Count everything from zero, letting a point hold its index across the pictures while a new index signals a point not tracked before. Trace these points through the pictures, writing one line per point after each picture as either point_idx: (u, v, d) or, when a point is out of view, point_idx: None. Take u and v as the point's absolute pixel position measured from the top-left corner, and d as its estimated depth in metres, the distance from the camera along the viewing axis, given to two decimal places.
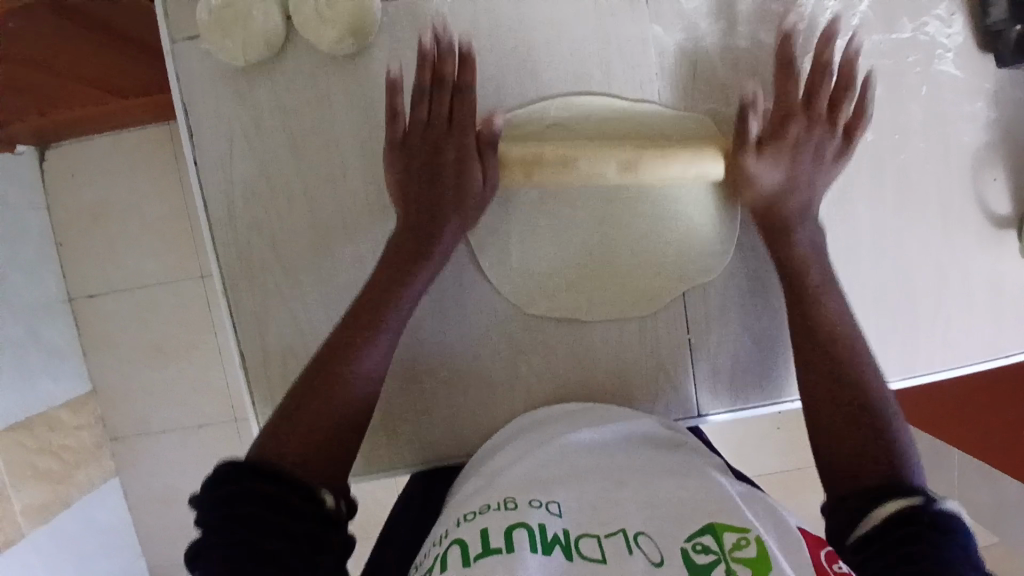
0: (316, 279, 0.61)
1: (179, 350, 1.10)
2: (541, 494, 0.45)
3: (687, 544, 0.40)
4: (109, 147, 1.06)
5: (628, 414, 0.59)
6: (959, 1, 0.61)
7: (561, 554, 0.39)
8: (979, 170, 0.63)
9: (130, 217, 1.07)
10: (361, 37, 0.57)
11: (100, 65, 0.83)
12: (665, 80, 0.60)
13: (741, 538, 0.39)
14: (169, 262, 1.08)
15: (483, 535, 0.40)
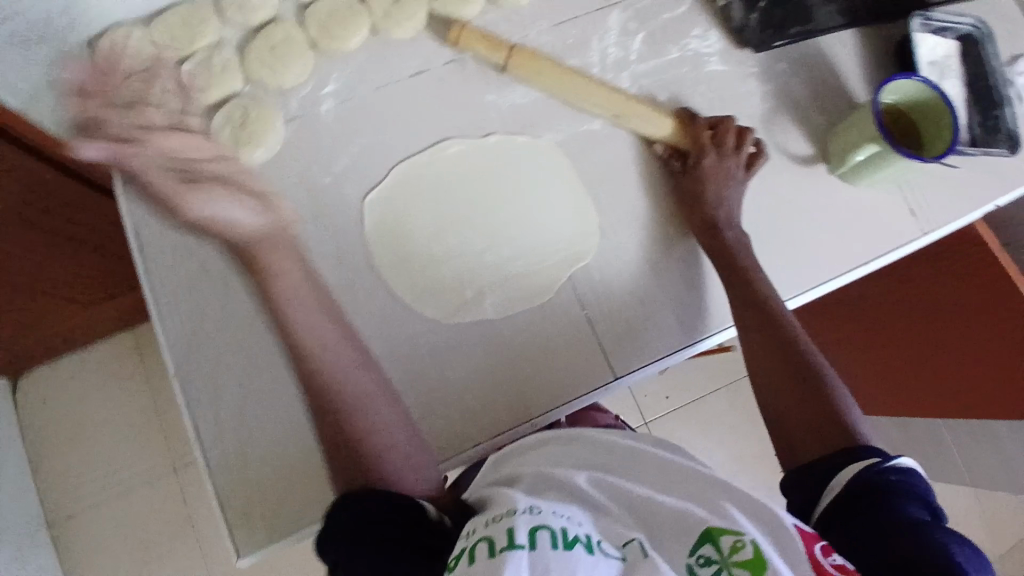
0: (264, 347, 0.71)
1: (163, 551, 1.11)
2: (559, 507, 0.50)
3: (691, 556, 0.46)
4: (78, 363, 1.16)
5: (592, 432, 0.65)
6: (710, 19, 0.80)
7: (582, 549, 0.43)
8: (772, 127, 0.78)
9: (105, 424, 1.14)
10: (268, 146, 0.72)
11: (76, 276, 0.97)
12: (506, 127, 0.76)
13: (738, 542, 0.45)
14: (147, 457, 1.14)
15: (510, 530, 0.44)
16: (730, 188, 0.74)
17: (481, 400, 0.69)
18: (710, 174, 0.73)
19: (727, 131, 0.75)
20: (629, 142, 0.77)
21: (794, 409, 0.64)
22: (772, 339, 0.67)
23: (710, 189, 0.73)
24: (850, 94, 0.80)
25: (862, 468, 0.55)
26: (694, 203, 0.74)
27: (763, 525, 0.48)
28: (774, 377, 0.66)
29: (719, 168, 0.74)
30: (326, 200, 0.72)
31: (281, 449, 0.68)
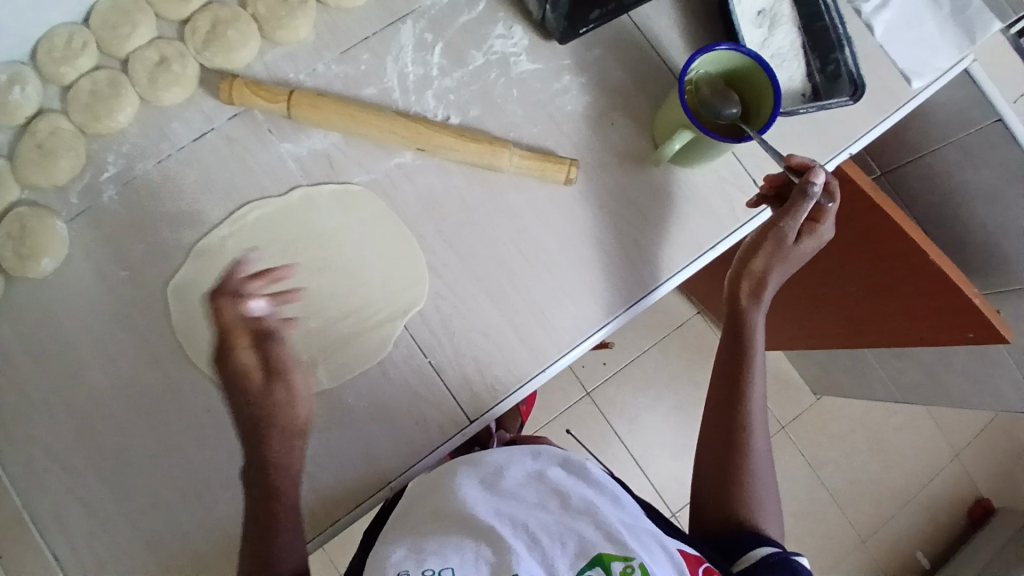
0: (90, 464, 0.66)
1: None
2: (433, 560, 0.50)
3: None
4: None
5: (487, 468, 0.63)
6: (511, 16, 0.74)
7: None
8: (595, 122, 0.74)
9: None
10: (55, 254, 0.67)
11: None
12: (310, 178, 0.71)
13: (625, 565, 0.49)
14: None
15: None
16: (802, 254, 0.70)
17: (333, 475, 0.66)
18: (773, 242, 0.69)
19: (799, 202, 0.67)
20: (446, 165, 0.72)
21: (717, 456, 0.67)
22: (734, 385, 0.69)
23: (760, 261, 0.69)
24: (673, 69, 0.76)
25: (760, 554, 0.58)
26: (775, 257, 0.69)
27: (656, 552, 0.52)
28: (719, 432, 0.68)
29: (780, 253, 0.69)
30: (132, 295, 0.68)
31: (130, 562, 0.65)
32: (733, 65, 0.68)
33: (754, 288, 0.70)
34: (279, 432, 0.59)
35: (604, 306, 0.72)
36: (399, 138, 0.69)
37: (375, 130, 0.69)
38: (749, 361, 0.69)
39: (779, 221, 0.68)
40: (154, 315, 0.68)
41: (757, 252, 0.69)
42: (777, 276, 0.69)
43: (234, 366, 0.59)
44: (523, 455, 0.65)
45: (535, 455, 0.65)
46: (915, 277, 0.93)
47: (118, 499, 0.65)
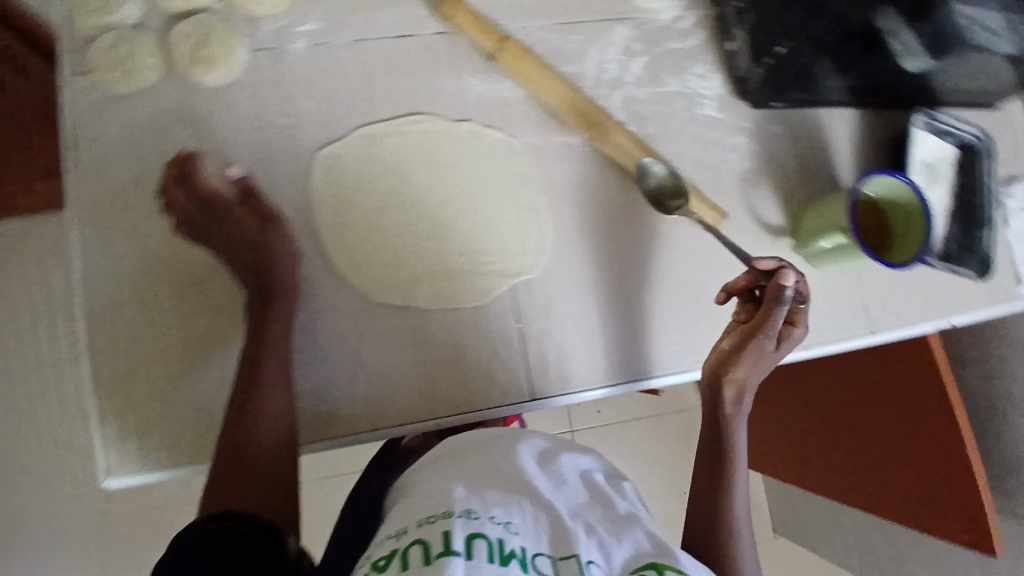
0: (171, 274, 0.66)
1: None
2: (500, 513, 0.53)
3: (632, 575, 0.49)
4: None
5: (537, 448, 0.66)
6: (716, 63, 0.78)
7: (518, 565, 0.47)
8: (753, 189, 0.76)
9: None
10: (226, 70, 0.68)
11: None
12: (484, 117, 0.73)
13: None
14: None
15: (446, 535, 0.48)
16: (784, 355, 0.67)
17: (388, 388, 0.67)
18: (749, 353, 0.64)
19: (772, 307, 0.64)
20: (606, 162, 0.74)
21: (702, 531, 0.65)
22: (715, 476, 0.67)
23: (739, 372, 0.65)
24: (835, 175, 0.80)
25: None
26: (754, 362, 0.65)
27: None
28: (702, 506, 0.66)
29: (758, 359, 0.65)
30: (279, 142, 0.68)
31: (165, 382, 0.64)
32: (892, 194, 0.72)
33: (735, 395, 0.66)
34: (286, 306, 0.63)
35: (693, 354, 0.72)
36: (580, 119, 0.73)
37: (562, 102, 0.72)
38: (731, 457, 0.67)
39: (758, 329, 0.65)
40: (290, 170, 0.68)
41: (747, 356, 0.64)
42: (753, 379, 0.66)
43: (230, 218, 0.62)
44: (563, 450, 0.68)
45: (577, 454, 0.68)
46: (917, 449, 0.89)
47: (182, 320, 0.65)
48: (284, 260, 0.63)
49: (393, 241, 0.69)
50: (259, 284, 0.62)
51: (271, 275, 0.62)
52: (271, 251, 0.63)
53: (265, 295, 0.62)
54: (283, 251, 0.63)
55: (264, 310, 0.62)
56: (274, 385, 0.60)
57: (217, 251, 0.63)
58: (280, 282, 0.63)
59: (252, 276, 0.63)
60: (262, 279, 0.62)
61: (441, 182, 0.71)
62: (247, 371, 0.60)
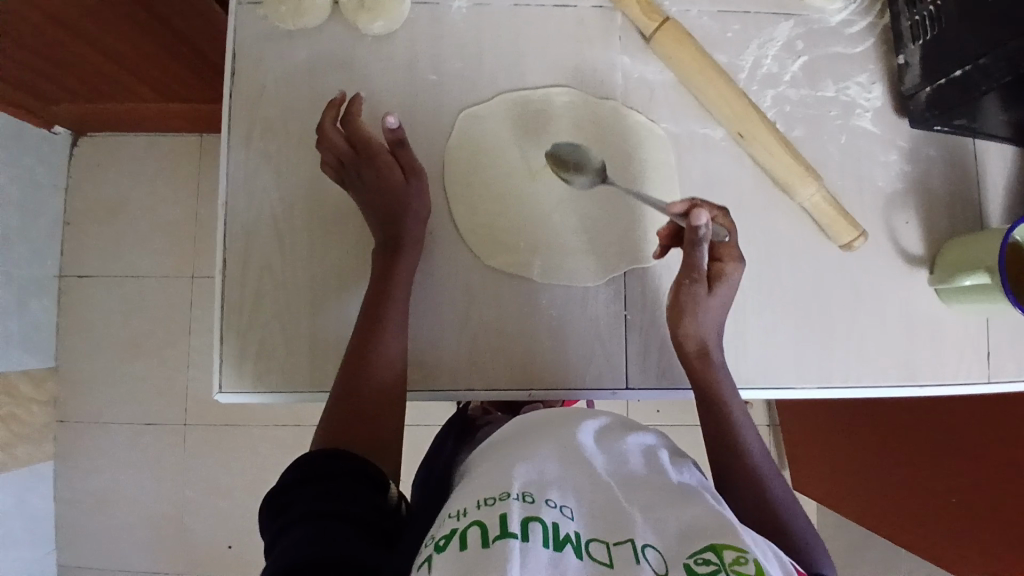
0: (306, 209, 0.69)
1: (153, 344, 1.23)
2: (556, 496, 0.53)
3: (691, 558, 0.47)
4: (141, 146, 1.24)
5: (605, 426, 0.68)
6: (880, 73, 0.74)
7: (572, 551, 0.48)
8: (893, 211, 0.72)
9: (141, 212, 1.24)
10: (388, 20, 0.69)
11: (152, 60, 0.95)
12: (627, 98, 0.72)
13: (739, 555, 0.46)
14: (167, 260, 1.24)
15: (501, 517, 0.49)
16: (719, 302, 0.64)
17: (490, 352, 0.68)
18: (688, 309, 0.64)
19: (694, 250, 0.62)
20: (744, 160, 0.72)
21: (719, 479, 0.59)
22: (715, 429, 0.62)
23: (690, 330, 0.64)
24: (986, 210, 0.74)
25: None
26: (707, 307, 0.64)
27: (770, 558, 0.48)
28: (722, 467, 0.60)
29: (695, 309, 0.64)
30: (425, 97, 0.70)
31: (287, 310, 0.67)
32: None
33: (697, 354, 0.64)
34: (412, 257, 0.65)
35: (797, 370, 0.70)
36: (723, 112, 0.70)
37: (707, 94, 0.70)
38: (723, 405, 0.62)
39: (683, 281, 0.64)
40: (433, 125, 0.70)
41: (695, 310, 0.64)
42: (711, 329, 0.64)
43: (380, 163, 0.64)
44: (627, 429, 0.68)
45: (641, 432, 0.68)
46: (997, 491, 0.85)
47: (311, 253, 0.68)
48: (415, 213, 0.65)
49: (518, 209, 0.70)
50: (390, 231, 0.65)
51: (403, 226, 0.65)
52: (407, 203, 0.65)
53: (393, 243, 0.64)
54: (417, 205, 0.66)
55: (390, 256, 0.64)
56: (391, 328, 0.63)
57: (355, 194, 0.65)
58: (408, 233, 0.65)
59: (383, 221, 0.65)
60: (393, 228, 0.65)
61: (572, 158, 0.71)
62: (368, 313, 0.63)
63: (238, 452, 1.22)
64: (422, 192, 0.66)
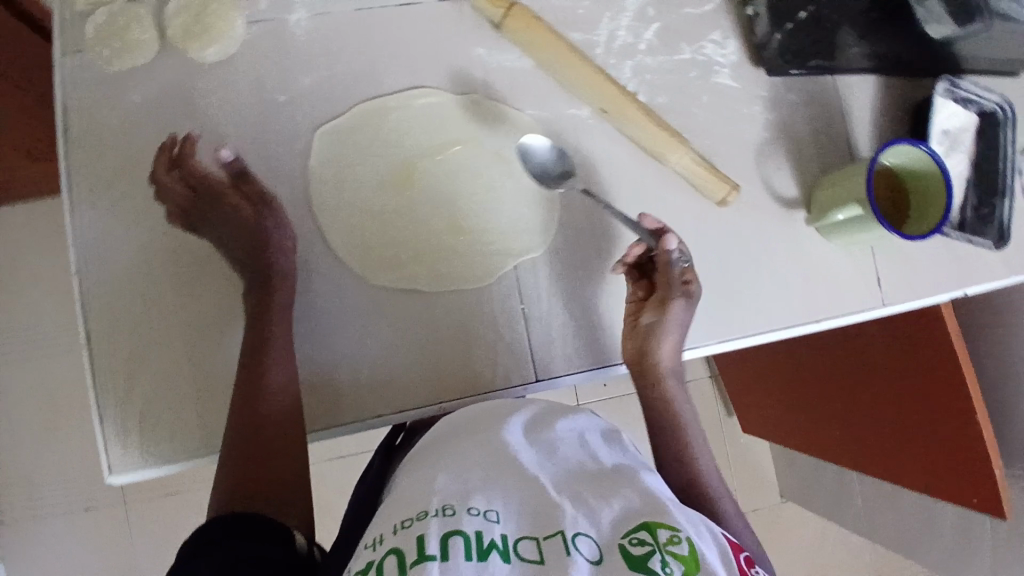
0: (169, 258, 0.64)
1: (61, 420, 1.14)
2: (479, 502, 0.50)
3: (625, 538, 0.47)
4: (8, 213, 1.14)
5: (532, 415, 0.66)
6: (732, 28, 0.74)
7: (498, 558, 0.45)
8: (764, 160, 0.74)
9: (22, 283, 1.15)
10: (221, 48, 0.65)
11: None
12: (487, 90, 0.70)
13: (673, 534, 0.47)
14: (60, 329, 1.15)
15: (420, 540, 0.45)
16: (674, 330, 0.67)
17: (390, 372, 0.66)
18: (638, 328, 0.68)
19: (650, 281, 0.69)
20: (614, 137, 0.71)
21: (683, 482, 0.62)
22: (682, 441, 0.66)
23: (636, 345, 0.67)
24: (853, 143, 0.76)
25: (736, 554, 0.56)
26: (660, 331, 0.67)
27: (703, 535, 0.49)
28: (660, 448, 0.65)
29: (649, 334, 0.67)
30: (278, 121, 0.66)
31: (165, 369, 0.63)
32: (915, 164, 0.69)
33: (646, 370, 0.67)
34: (285, 288, 0.62)
35: (696, 331, 0.71)
36: (585, 91, 0.70)
37: (567, 76, 0.70)
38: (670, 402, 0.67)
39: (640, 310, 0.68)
40: (291, 150, 0.66)
41: (646, 334, 0.67)
42: (663, 350, 0.67)
43: (227, 200, 0.61)
44: (560, 415, 0.68)
45: (574, 416, 0.68)
46: (938, 420, 0.89)
47: (180, 305, 0.64)
48: (276, 243, 0.62)
49: (392, 222, 0.67)
50: (253, 268, 0.61)
51: (266, 257, 0.61)
52: (264, 234, 0.61)
53: (259, 277, 0.61)
54: (275, 234, 0.62)
55: (258, 292, 0.61)
56: (274, 364, 0.59)
57: (212, 239, 0.62)
58: (274, 263, 0.61)
59: (243, 259, 0.62)
60: (256, 262, 0.61)
61: (439, 159, 0.68)
62: (247, 353, 0.60)
63: (175, 515, 1.15)
64: (277, 221, 0.62)
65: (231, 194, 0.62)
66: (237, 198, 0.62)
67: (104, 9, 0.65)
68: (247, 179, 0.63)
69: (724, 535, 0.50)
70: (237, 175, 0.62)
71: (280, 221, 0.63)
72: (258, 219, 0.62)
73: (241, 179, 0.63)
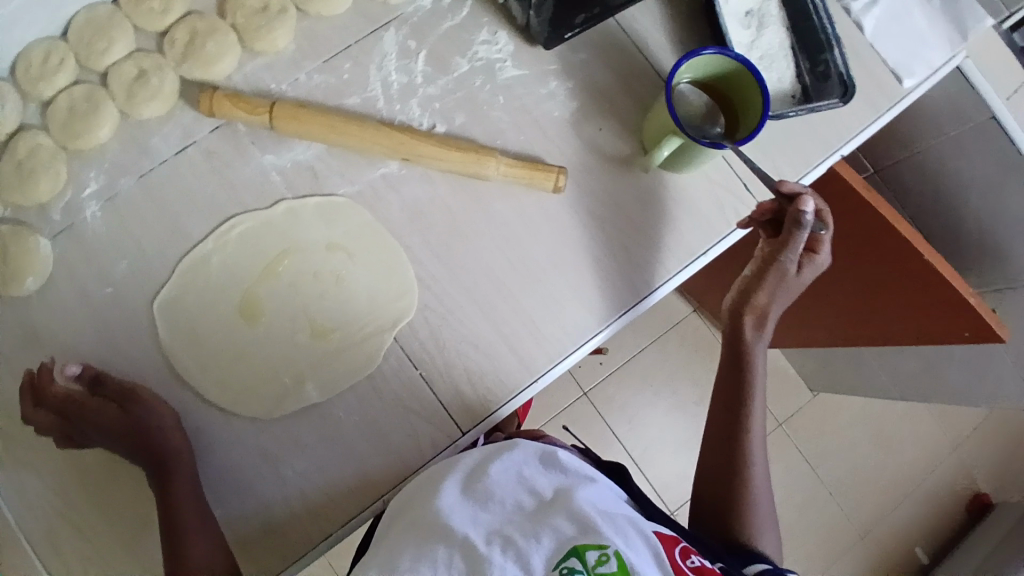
0: (75, 481, 0.65)
1: None
2: None
3: (556, 570, 0.46)
4: None
5: (464, 468, 0.59)
6: (496, 19, 0.73)
7: None
8: (584, 128, 0.73)
9: None
10: (38, 273, 0.66)
11: None
12: (294, 190, 0.70)
13: (602, 553, 0.46)
14: None
15: None
16: (787, 295, 0.66)
17: (320, 490, 0.65)
18: (766, 284, 0.65)
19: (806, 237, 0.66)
20: (432, 175, 0.71)
21: (716, 468, 0.65)
22: (734, 428, 0.65)
23: (767, 298, 0.66)
24: (660, 70, 0.75)
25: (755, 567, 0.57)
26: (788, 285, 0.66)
27: (634, 543, 0.48)
28: (719, 428, 0.66)
29: (778, 283, 0.65)
30: (117, 312, 0.67)
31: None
32: (703, 71, 0.67)
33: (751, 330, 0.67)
34: (179, 459, 0.62)
35: (593, 314, 0.71)
36: (379, 147, 0.68)
37: (356, 142, 0.68)
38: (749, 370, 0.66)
39: (778, 252, 0.65)
40: (139, 333, 0.67)
41: (770, 292, 0.66)
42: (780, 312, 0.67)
43: (94, 408, 0.63)
44: (492, 456, 0.60)
45: (507, 451, 0.60)
46: (911, 278, 0.90)
47: (107, 517, 0.65)
48: (152, 421, 0.62)
49: (259, 355, 0.67)
50: (142, 453, 0.62)
51: (148, 439, 0.62)
52: (136, 420, 0.62)
53: (151, 459, 0.62)
54: (149, 415, 0.62)
55: (157, 473, 0.62)
56: (197, 532, 0.60)
57: (102, 445, 0.64)
58: (160, 440, 0.62)
59: (133, 450, 0.63)
60: (142, 448, 0.62)
61: (275, 277, 0.68)
62: (168, 531, 0.60)
63: None
64: (145, 403, 0.63)
65: (95, 399, 0.63)
66: (102, 401, 0.63)
67: None
68: (107, 378, 0.64)
69: (657, 533, 0.50)
70: (96, 379, 0.64)
71: (151, 400, 0.64)
72: (127, 409, 0.63)
73: (99, 382, 0.64)
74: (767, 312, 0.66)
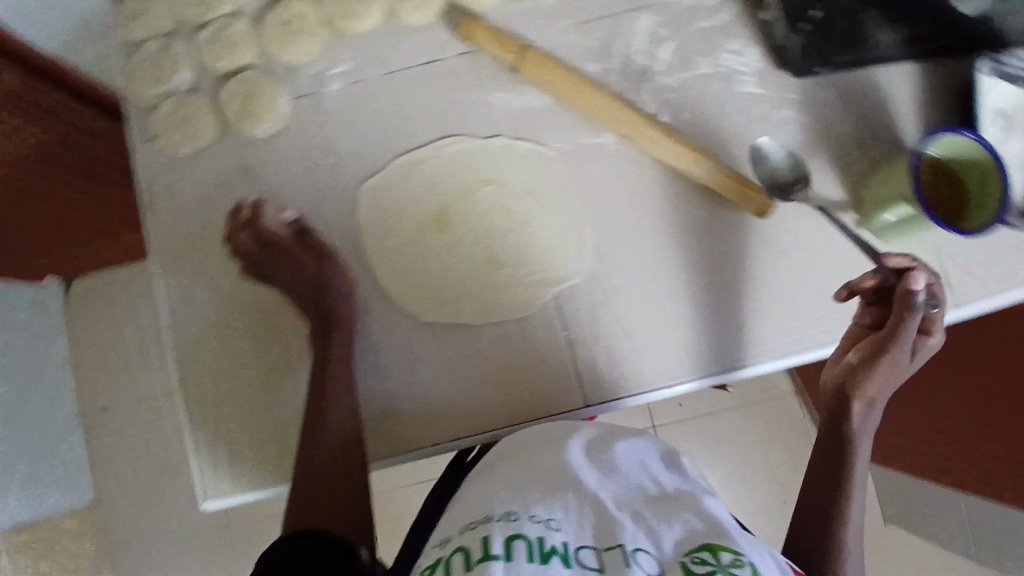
0: (244, 311, 0.72)
1: (169, 463, 1.25)
2: (541, 511, 0.51)
3: (687, 557, 0.46)
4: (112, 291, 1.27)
5: (590, 437, 0.63)
6: (752, 35, 0.75)
7: (559, 562, 0.45)
8: (802, 164, 0.73)
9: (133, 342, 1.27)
10: (268, 118, 0.74)
11: (88, 202, 0.99)
12: (513, 129, 0.74)
13: (738, 558, 0.45)
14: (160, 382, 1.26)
15: (484, 540, 0.47)
16: (898, 378, 0.63)
17: (447, 402, 0.69)
18: (874, 371, 0.63)
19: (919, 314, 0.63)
20: (641, 159, 0.73)
21: (809, 528, 0.60)
22: (834, 488, 0.61)
23: (874, 386, 0.63)
24: (896, 135, 0.73)
25: None
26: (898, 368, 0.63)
27: (767, 561, 0.47)
28: (815, 490, 0.62)
29: (890, 368, 0.63)
30: (328, 180, 0.73)
31: (247, 411, 0.70)
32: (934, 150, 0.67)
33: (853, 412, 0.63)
34: (345, 327, 0.67)
35: (748, 343, 0.71)
36: (607, 118, 0.71)
37: (588, 107, 0.72)
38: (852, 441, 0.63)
39: (890, 338, 0.62)
40: (340, 206, 0.73)
41: (879, 376, 0.63)
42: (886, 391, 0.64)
43: (288, 254, 0.68)
44: (617, 439, 0.64)
45: (633, 440, 0.64)
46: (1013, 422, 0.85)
47: (258, 353, 0.71)
48: (337, 285, 0.68)
49: (434, 263, 0.71)
50: (316, 310, 0.67)
51: (327, 299, 0.67)
52: (322, 277, 0.68)
53: (322, 318, 0.67)
54: (334, 279, 0.68)
55: (322, 332, 0.67)
56: (339, 397, 0.64)
57: (280, 290, 0.70)
58: (337, 304, 0.68)
59: (307, 304, 0.68)
60: (318, 305, 0.67)
61: (474, 199, 0.73)
62: (313, 386, 0.65)
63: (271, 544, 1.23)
64: (334, 266, 0.69)
65: (292, 247, 0.69)
66: (295, 251, 0.69)
67: (167, 102, 0.75)
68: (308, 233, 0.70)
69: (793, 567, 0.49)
70: (300, 231, 0.70)
71: (338, 267, 0.69)
72: (316, 267, 0.69)
73: (301, 234, 0.70)
74: (870, 397, 0.63)
